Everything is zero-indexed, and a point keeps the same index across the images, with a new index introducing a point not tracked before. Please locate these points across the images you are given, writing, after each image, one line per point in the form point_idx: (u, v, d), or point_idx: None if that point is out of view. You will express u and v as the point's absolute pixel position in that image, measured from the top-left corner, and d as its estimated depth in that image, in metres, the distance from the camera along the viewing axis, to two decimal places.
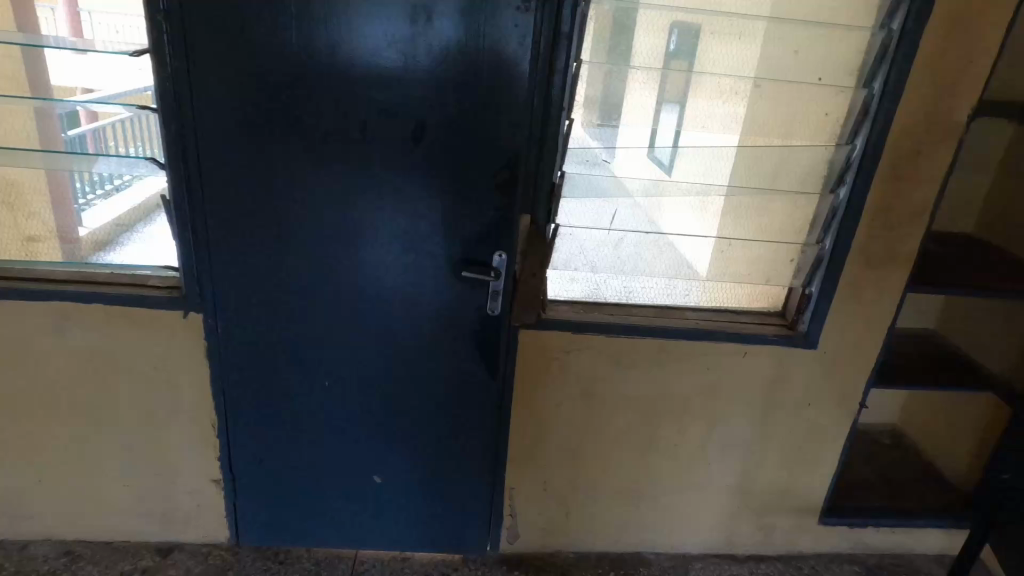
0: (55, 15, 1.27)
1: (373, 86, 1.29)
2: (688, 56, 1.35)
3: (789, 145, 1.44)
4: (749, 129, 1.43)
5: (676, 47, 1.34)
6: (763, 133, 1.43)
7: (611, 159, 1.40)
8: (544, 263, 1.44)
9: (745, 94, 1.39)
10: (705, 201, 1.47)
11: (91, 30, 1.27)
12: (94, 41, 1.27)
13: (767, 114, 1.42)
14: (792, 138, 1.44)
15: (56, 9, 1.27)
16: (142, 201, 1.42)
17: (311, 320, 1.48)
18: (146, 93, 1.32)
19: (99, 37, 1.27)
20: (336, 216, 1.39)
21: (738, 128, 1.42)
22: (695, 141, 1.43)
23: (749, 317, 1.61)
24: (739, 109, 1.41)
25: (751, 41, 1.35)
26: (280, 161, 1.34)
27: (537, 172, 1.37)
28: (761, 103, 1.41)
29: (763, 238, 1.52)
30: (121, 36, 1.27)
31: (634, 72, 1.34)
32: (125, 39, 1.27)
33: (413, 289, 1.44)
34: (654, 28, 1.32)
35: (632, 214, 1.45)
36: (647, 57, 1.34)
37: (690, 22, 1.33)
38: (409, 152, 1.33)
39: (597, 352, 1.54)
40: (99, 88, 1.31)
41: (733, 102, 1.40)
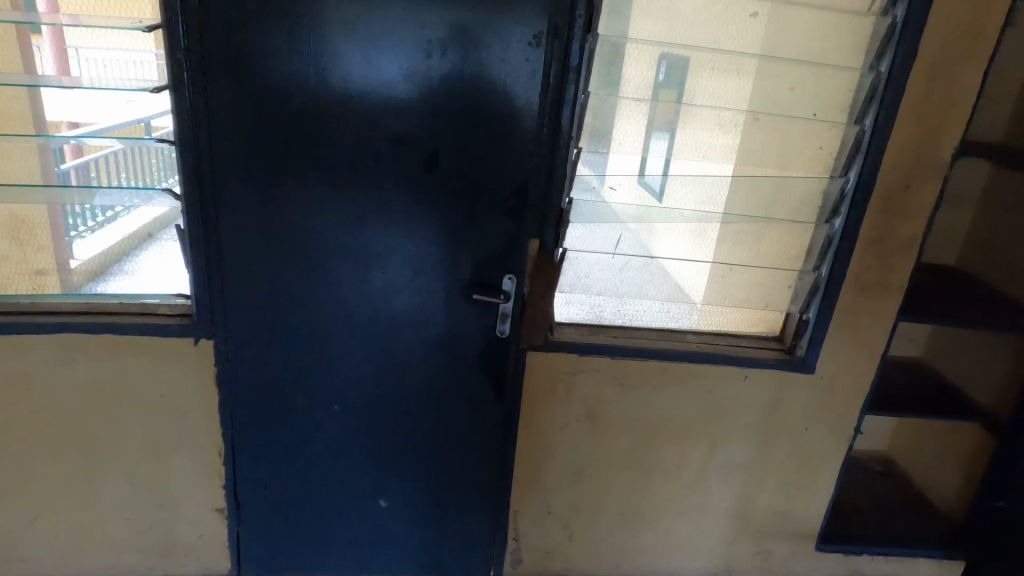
0: (42, 53, 1.29)
1: (389, 117, 1.33)
2: (676, 87, 1.42)
3: (782, 177, 1.52)
4: (740, 159, 1.50)
5: (664, 77, 1.41)
6: (755, 164, 1.50)
7: (620, 188, 1.46)
8: (551, 284, 1.46)
9: (732, 126, 1.47)
10: (698, 228, 1.53)
11: (79, 66, 1.29)
12: (82, 78, 1.29)
13: (761, 146, 1.49)
14: (786, 170, 1.51)
15: (43, 46, 1.28)
16: (132, 232, 1.45)
17: (321, 345, 1.49)
18: (140, 123, 1.34)
19: (87, 73, 1.29)
20: (350, 242, 1.41)
21: (733, 159, 1.49)
22: (678, 169, 1.48)
23: (749, 342, 1.65)
24: (723, 140, 1.48)
25: (736, 74, 1.43)
26: (297, 188, 1.37)
27: (546, 199, 1.41)
28: (755, 135, 1.48)
29: (760, 263, 1.58)
30: (110, 70, 1.29)
31: (624, 102, 1.41)
32: (114, 74, 1.29)
33: (423, 313, 1.46)
34: (642, 61, 1.39)
35: (636, 240, 1.50)
36: (636, 88, 1.41)
37: (677, 54, 1.40)
38: (423, 180, 1.37)
39: (603, 377, 1.56)
40: (91, 123, 1.33)
41: (725, 135, 1.47)
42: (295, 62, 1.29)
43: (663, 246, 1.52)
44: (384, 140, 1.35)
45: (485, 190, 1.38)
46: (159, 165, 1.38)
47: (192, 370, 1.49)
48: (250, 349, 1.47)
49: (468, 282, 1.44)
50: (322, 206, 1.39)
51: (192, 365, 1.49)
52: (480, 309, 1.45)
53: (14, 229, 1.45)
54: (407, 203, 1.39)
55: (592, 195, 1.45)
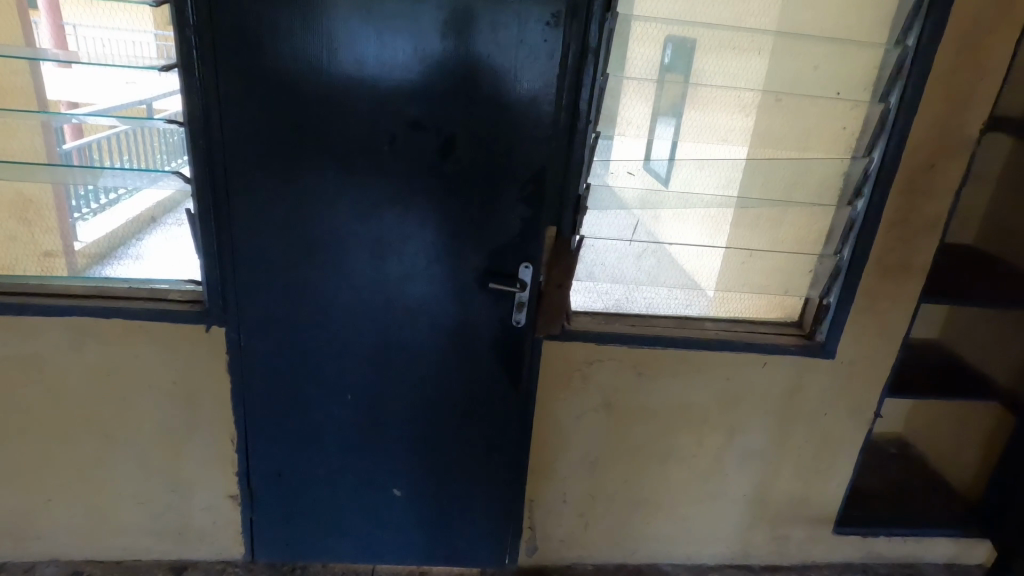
0: (38, 29, 1.24)
1: (403, 100, 1.29)
2: (682, 69, 1.37)
3: (804, 159, 1.47)
4: (754, 140, 1.45)
5: (670, 59, 1.36)
6: (771, 146, 1.46)
7: (637, 172, 1.42)
8: (569, 273, 1.43)
9: (745, 108, 1.42)
10: (713, 213, 1.49)
11: (76, 44, 1.24)
12: (79, 54, 1.24)
13: (782, 127, 1.45)
14: (809, 152, 1.47)
15: (39, 22, 1.24)
16: (136, 215, 1.42)
17: (333, 333, 1.47)
18: (141, 106, 1.29)
19: (84, 50, 1.24)
20: (364, 228, 1.38)
21: (751, 143, 1.45)
22: (684, 154, 1.44)
23: (768, 328, 1.62)
24: (729, 124, 1.43)
25: (749, 54, 1.38)
26: (309, 172, 1.34)
27: (564, 185, 1.38)
28: (776, 116, 1.44)
29: (779, 249, 1.54)
30: (107, 49, 1.24)
31: (630, 82, 1.36)
32: (111, 53, 1.24)
33: (438, 300, 1.44)
34: (648, 42, 1.34)
35: (653, 226, 1.47)
36: (641, 69, 1.36)
37: (683, 34, 1.35)
38: (438, 164, 1.34)
39: (618, 363, 1.54)
40: (90, 103, 1.29)
41: (741, 117, 1.43)
42: (306, 41, 1.24)
43: (680, 232, 1.49)
44: (398, 124, 1.31)
45: (502, 176, 1.35)
46: (161, 147, 1.33)
47: (204, 358, 1.47)
48: (263, 336, 1.45)
49: (485, 269, 1.41)
50: (335, 191, 1.35)
51: (203, 352, 1.47)
52: (496, 295, 1.43)
53: (23, 209, 1.43)
54: (422, 188, 1.35)
55: (614, 177, 1.42)
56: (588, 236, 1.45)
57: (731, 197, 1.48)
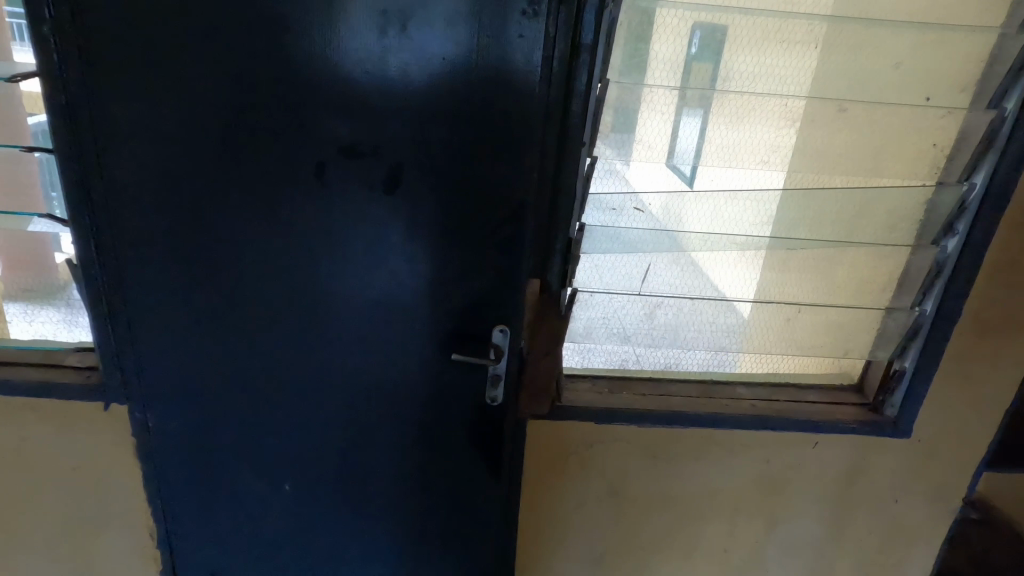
0: None
1: (337, 120, 0.98)
2: (711, 65, 1.03)
3: (867, 185, 1.13)
4: (800, 158, 1.10)
5: (696, 52, 1.01)
6: (820, 164, 1.11)
7: (646, 208, 1.09)
8: (559, 337, 1.11)
9: (791, 119, 1.07)
10: (747, 254, 1.15)
11: None
12: None
13: (840, 141, 1.10)
14: (877, 175, 1.12)
15: None
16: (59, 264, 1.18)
17: (265, 410, 1.17)
18: None
19: None
20: (295, 283, 1.08)
21: (795, 163, 1.11)
22: (707, 181, 1.10)
23: (822, 394, 1.29)
24: (763, 141, 1.08)
25: (800, 46, 1.03)
26: (221, 215, 1.03)
27: (550, 224, 1.04)
28: (834, 127, 1.09)
29: (834, 298, 1.20)
30: None
31: (651, 91, 1.03)
32: None
33: (396, 372, 1.13)
34: (669, 34, 1.00)
35: (671, 275, 1.15)
36: (663, 70, 1.02)
37: (715, 21, 1.00)
38: (384, 203, 1.02)
39: (626, 444, 1.21)
40: None
41: (785, 130, 1.08)
42: (206, 45, 0.94)
43: (703, 282, 1.16)
44: (330, 150, 0.99)
45: (466, 217, 1.02)
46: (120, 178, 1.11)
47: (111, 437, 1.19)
48: (179, 414, 1.17)
49: (453, 335, 1.09)
50: (256, 236, 1.05)
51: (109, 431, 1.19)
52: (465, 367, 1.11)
53: None
54: (366, 232, 1.04)
55: (617, 212, 1.09)
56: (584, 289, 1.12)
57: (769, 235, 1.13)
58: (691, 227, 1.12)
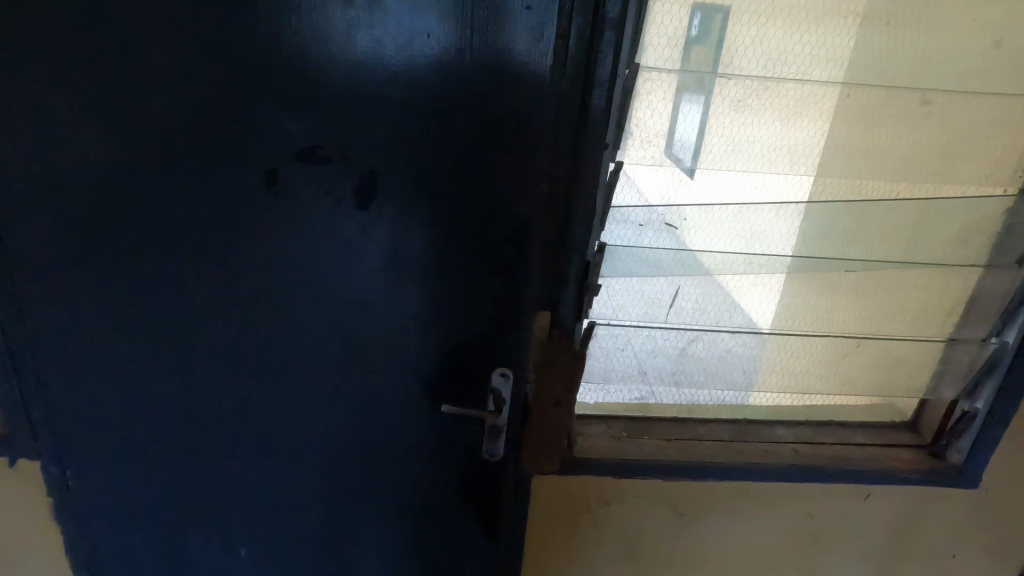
0: None
1: (288, 121, 0.76)
2: (713, 47, 0.83)
3: (910, 192, 0.94)
4: (827, 160, 0.91)
5: (697, 35, 0.82)
6: (847, 168, 0.92)
7: (680, 223, 0.90)
8: (571, 385, 0.89)
9: (811, 114, 0.88)
10: (793, 280, 0.97)
11: None
12: None
13: (873, 140, 0.91)
14: (923, 179, 0.93)
15: None
16: None
17: (214, 473, 0.96)
18: None
19: None
20: (245, 322, 0.87)
21: (823, 167, 0.91)
22: (721, 188, 0.90)
23: (869, 437, 1.12)
24: (782, 137, 0.89)
25: (818, 20, 0.84)
26: (147, 243, 0.82)
27: (562, 246, 0.83)
28: (863, 123, 0.90)
29: (870, 328, 1.02)
30: None
31: (645, 76, 0.82)
32: None
33: (373, 425, 0.93)
34: (664, 6, 0.80)
35: (704, 304, 0.96)
36: (660, 48, 0.82)
37: None
38: (354, 225, 0.81)
39: (649, 501, 1.02)
40: None
41: (806, 127, 0.89)
42: (112, 28, 0.72)
43: (740, 312, 0.98)
44: (285, 159, 0.78)
45: (459, 239, 0.82)
46: None
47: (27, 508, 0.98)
48: (111, 480, 0.96)
49: (443, 382, 0.90)
50: (194, 267, 0.84)
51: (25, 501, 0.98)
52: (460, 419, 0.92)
53: None
54: (333, 260, 0.83)
55: (642, 232, 0.90)
56: (601, 323, 0.93)
57: (803, 255, 0.95)
58: (727, 247, 0.93)
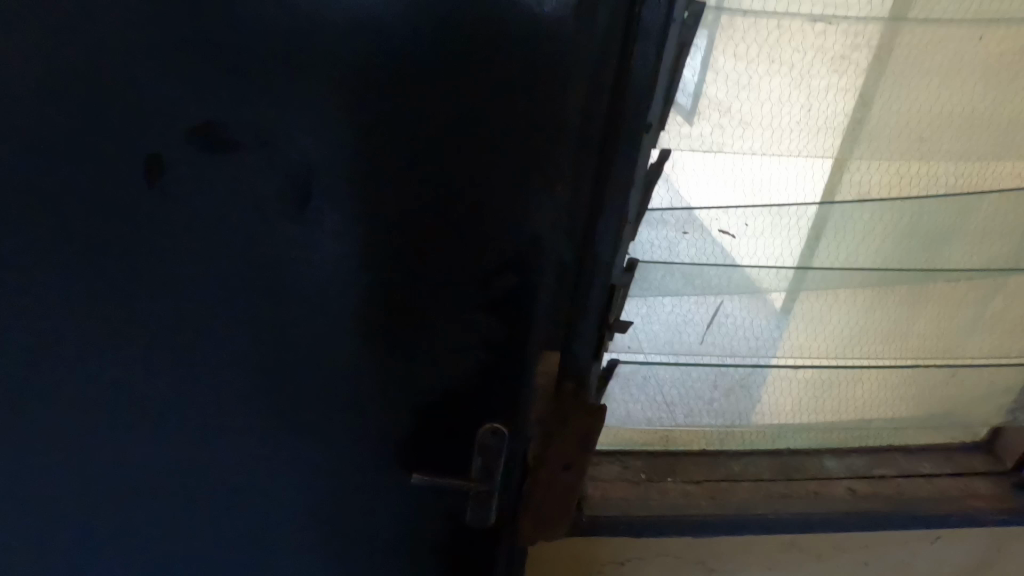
0: None
1: (188, 98, 0.52)
2: None
3: (978, 164, 0.72)
4: (877, 127, 0.68)
5: None
6: (900, 138, 0.69)
7: (737, 233, 0.71)
8: (585, 447, 0.66)
9: (852, 66, 0.64)
10: (860, 296, 0.80)
11: None
12: None
13: (937, 97, 0.68)
14: (999, 148, 0.72)
15: None
16: None
17: (143, 544, 0.77)
18: None
19: None
20: (161, 361, 0.65)
21: (869, 136, 0.69)
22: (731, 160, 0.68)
23: (934, 464, 0.94)
24: (819, 93, 0.65)
25: None
26: (19, 268, 0.61)
27: (578, 268, 0.59)
28: (924, 76, 0.67)
29: (918, 350, 0.86)
30: None
31: None
32: None
33: (338, 487, 0.72)
34: None
35: (755, 325, 0.79)
36: None
37: None
38: (303, 231, 0.58)
39: (676, 558, 0.83)
40: None
41: (846, 83, 0.65)
42: None
43: (789, 336, 0.81)
44: (199, 139, 0.54)
45: (441, 260, 0.57)
46: None
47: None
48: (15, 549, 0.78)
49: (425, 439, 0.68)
50: (87, 299, 0.62)
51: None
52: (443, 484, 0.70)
53: None
54: (275, 281, 0.60)
55: (683, 250, 0.71)
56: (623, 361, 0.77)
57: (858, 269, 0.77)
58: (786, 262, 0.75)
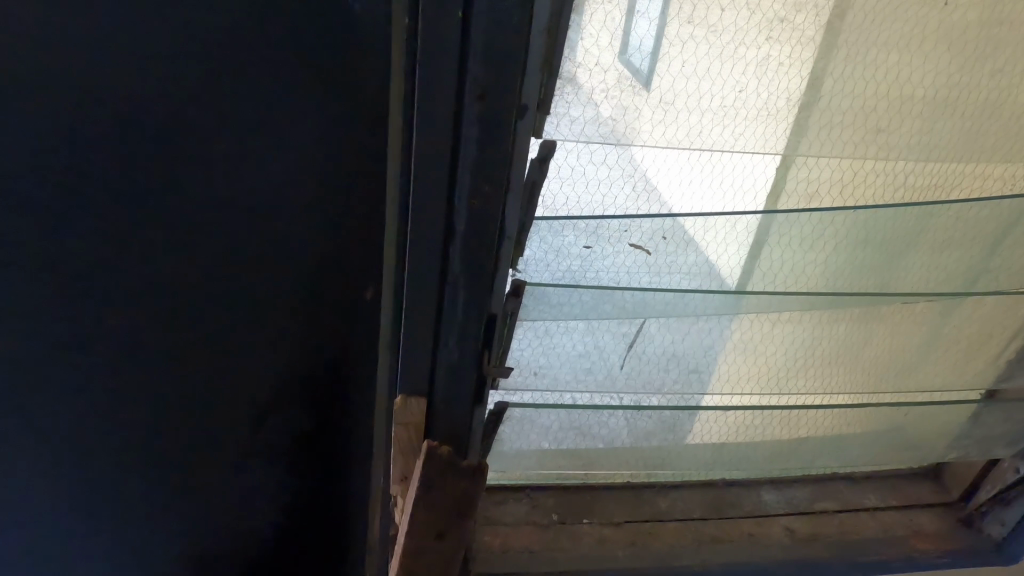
0: None
1: None
2: None
3: (964, 165, 0.60)
4: (850, 113, 0.55)
5: None
6: (885, 133, 0.57)
7: (669, 249, 0.59)
8: (464, 500, 0.53)
9: (798, 37, 0.50)
10: (804, 320, 0.70)
11: None
12: None
13: (929, 84, 0.55)
14: (972, 141, 0.59)
15: None
16: None
17: None
18: None
19: None
20: None
21: (851, 128, 0.56)
22: (669, 159, 0.55)
23: (881, 495, 0.84)
24: (794, 78, 0.52)
25: None
26: None
27: (438, 292, 0.47)
28: (900, 51, 0.53)
29: (862, 381, 0.75)
30: None
31: None
32: None
33: None
34: None
35: (683, 351, 0.68)
36: None
37: None
38: None
39: None
40: None
41: (790, 59, 0.51)
42: None
43: (715, 363, 0.69)
44: None
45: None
46: None
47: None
48: None
49: None
50: None
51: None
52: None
53: None
54: None
55: (588, 267, 0.58)
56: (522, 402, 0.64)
57: (801, 295, 0.64)
58: (715, 287, 0.62)
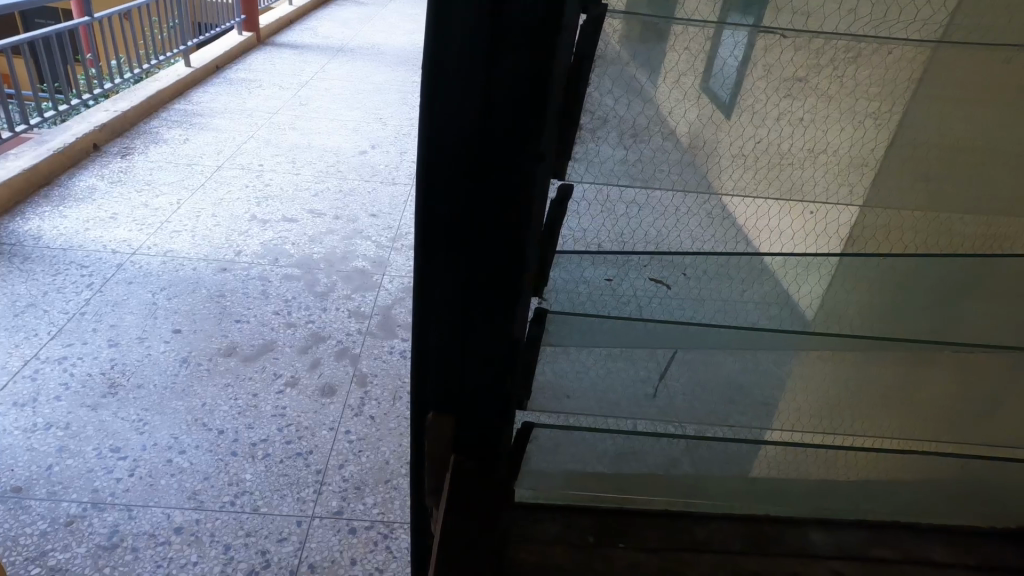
0: None
1: None
2: None
3: None
4: (921, 161, 0.53)
5: None
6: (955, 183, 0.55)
7: (720, 292, 0.59)
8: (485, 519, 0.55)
9: (818, 95, 0.50)
10: (857, 361, 0.68)
11: None
12: None
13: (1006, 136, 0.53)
14: None
15: None
16: None
17: None
18: None
19: None
20: None
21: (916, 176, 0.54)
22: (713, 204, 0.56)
23: (951, 553, 0.77)
24: (837, 126, 0.52)
25: None
26: None
27: (468, 319, 0.52)
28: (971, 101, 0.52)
29: (917, 429, 0.72)
30: None
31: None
32: None
33: None
34: None
35: (724, 386, 0.68)
36: None
37: None
38: None
39: None
40: None
41: (810, 115, 0.51)
42: None
43: (751, 397, 0.69)
44: None
45: None
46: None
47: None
48: None
49: None
50: None
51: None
52: None
53: None
54: None
55: (620, 302, 0.60)
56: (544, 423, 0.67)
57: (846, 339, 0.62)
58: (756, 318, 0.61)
